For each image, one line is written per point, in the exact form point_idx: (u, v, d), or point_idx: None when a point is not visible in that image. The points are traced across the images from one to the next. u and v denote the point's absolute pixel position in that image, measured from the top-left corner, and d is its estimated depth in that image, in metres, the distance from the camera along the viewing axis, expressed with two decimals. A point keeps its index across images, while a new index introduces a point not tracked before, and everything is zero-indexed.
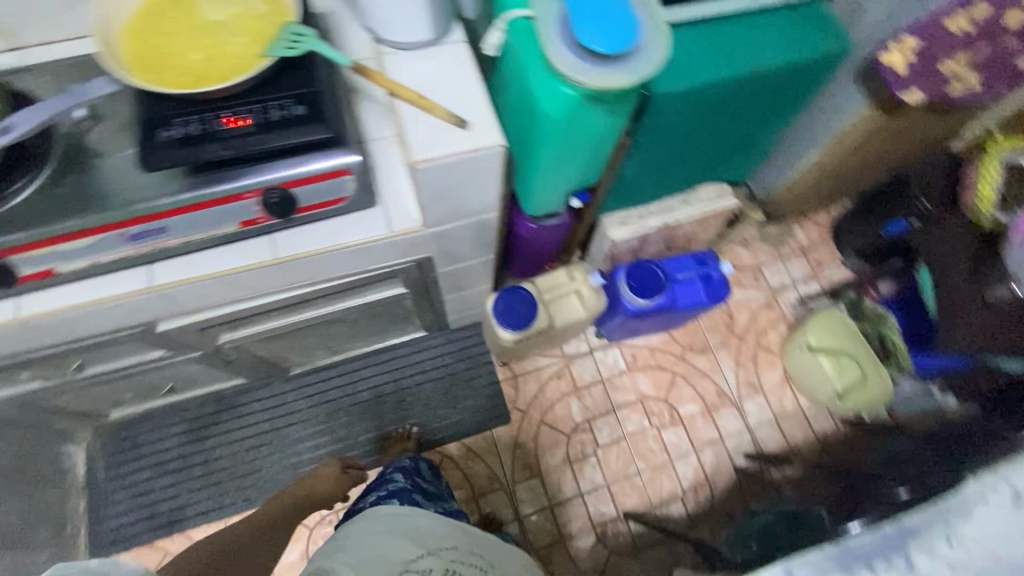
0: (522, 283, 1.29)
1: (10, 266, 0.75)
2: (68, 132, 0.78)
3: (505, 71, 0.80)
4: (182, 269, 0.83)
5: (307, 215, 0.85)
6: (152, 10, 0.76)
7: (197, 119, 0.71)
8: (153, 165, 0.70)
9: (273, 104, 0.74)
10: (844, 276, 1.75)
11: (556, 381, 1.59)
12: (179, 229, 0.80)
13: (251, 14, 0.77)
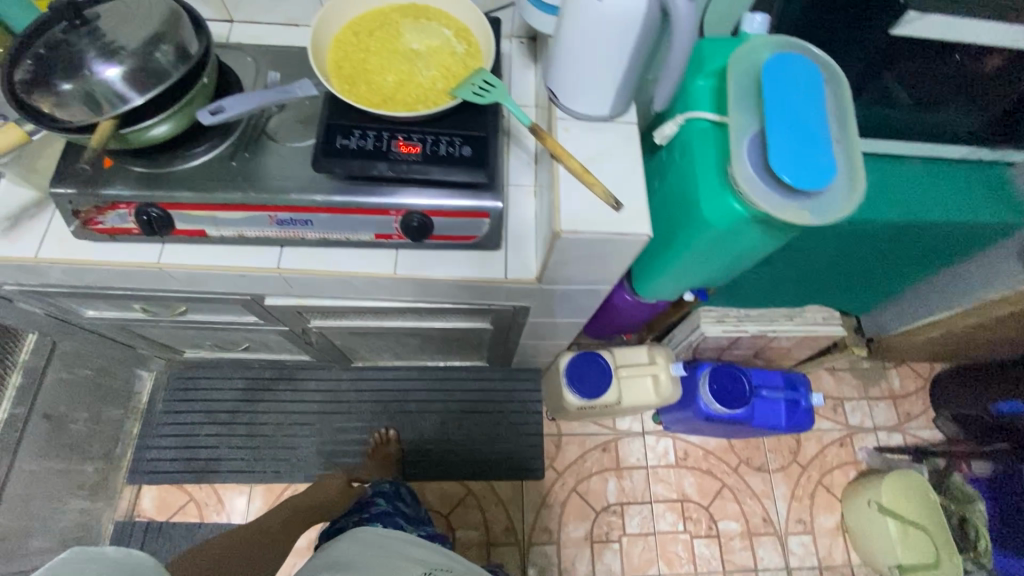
0: (601, 350, 1.27)
1: (172, 217, 0.81)
2: (257, 114, 0.84)
3: (672, 164, 0.79)
4: (310, 259, 0.87)
5: (435, 242, 0.88)
6: (364, 28, 0.81)
7: (374, 135, 0.75)
8: (324, 168, 0.74)
9: (445, 139, 0.77)
10: (930, 437, 1.63)
11: (599, 453, 1.55)
12: (321, 225, 0.84)
13: (449, 54, 0.81)
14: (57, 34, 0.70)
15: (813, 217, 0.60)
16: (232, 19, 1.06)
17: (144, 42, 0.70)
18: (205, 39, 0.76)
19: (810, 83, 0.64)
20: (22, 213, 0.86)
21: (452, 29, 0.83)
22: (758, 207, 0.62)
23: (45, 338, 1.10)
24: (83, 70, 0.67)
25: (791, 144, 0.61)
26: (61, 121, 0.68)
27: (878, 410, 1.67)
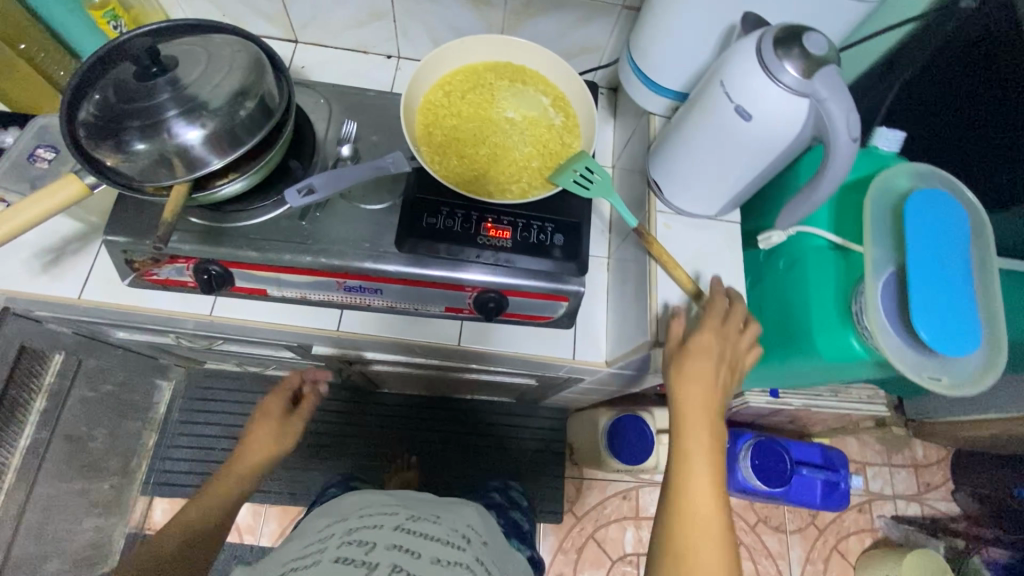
0: (641, 411, 1.23)
1: (231, 273, 0.75)
2: (328, 165, 0.78)
3: (773, 272, 0.73)
4: (373, 325, 0.82)
5: (509, 319, 0.83)
6: (458, 88, 0.75)
7: (463, 215, 0.71)
8: (408, 247, 0.71)
9: (536, 224, 0.72)
10: (949, 510, 1.61)
11: (619, 500, 1.53)
12: (391, 294, 0.78)
13: (547, 128, 0.75)
14: (127, 80, 0.62)
15: (948, 385, 0.56)
16: (297, 40, 0.98)
17: (226, 98, 0.64)
18: (285, 88, 0.70)
19: (954, 229, 0.59)
20: (66, 247, 0.80)
21: (550, 97, 0.77)
22: (888, 362, 0.57)
23: (70, 357, 1.04)
24: (161, 129, 0.61)
25: (934, 302, 0.56)
26: (137, 184, 0.63)
27: (899, 478, 1.65)
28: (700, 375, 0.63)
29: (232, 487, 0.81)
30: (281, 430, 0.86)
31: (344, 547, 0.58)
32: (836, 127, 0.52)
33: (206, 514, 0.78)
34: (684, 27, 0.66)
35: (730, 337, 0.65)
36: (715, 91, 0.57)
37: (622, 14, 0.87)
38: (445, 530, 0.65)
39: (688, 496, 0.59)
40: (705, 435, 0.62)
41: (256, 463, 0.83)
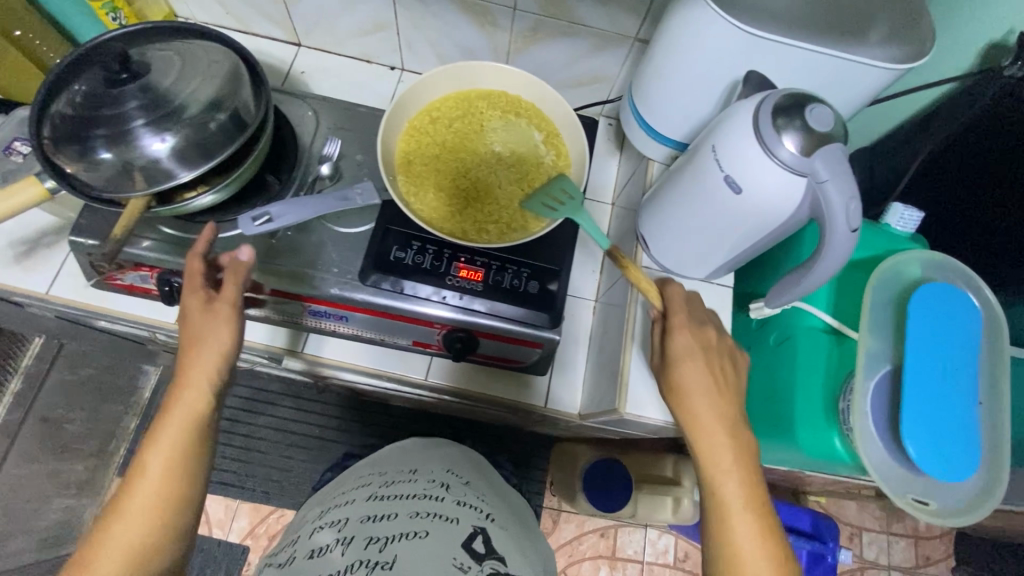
0: (619, 454, 1.19)
1: None
2: (306, 182, 0.75)
3: (762, 344, 0.68)
4: (341, 350, 0.82)
5: (480, 359, 0.79)
6: (446, 115, 0.72)
7: (434, 251, 0.68)
8: (371, 281, 0.67)
9: (512, 268, 0.68)
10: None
11: (596, 538, 1.47)
12: (357, 322, 0.75)
13: (535, 165, 0.71)
14: (98, 84, 0.61)
15: (936, 510, 0.51)
16: (300, 43, 0.96)
17: (197, 110, 0.61)
18: (264, 98, 0.66)
19: (964, 334, 0.53)
20: (41, 240, 0.79)
21: (543, 131, 0.72)
22: (870, 478, 0.52)
23: (50, 341, 1.05)
24: (127, 140, 0.59)
25: (931, 416, 0.50)
26: (98, 193, 0.61)
27: (898, 548, 1.50)
28: (706, 387, 0.57)
29: (193, 436, 0.57)
30: (201, 334, 0.59)
31: (318, 533, 0.63)
32: (833, 213, 0.46)
33: (152, 503, 0.53)
34: (687, 76, 0.61)
35: (720, 343, 0.60)
36: (706, 155, 0.52)
37: (634, 47, 0.82)
38: (419, 485, 0.70)
39: (734, 544, 0.52)
40: (733, 461, 0.54)
41: (179, 443, 0.56)
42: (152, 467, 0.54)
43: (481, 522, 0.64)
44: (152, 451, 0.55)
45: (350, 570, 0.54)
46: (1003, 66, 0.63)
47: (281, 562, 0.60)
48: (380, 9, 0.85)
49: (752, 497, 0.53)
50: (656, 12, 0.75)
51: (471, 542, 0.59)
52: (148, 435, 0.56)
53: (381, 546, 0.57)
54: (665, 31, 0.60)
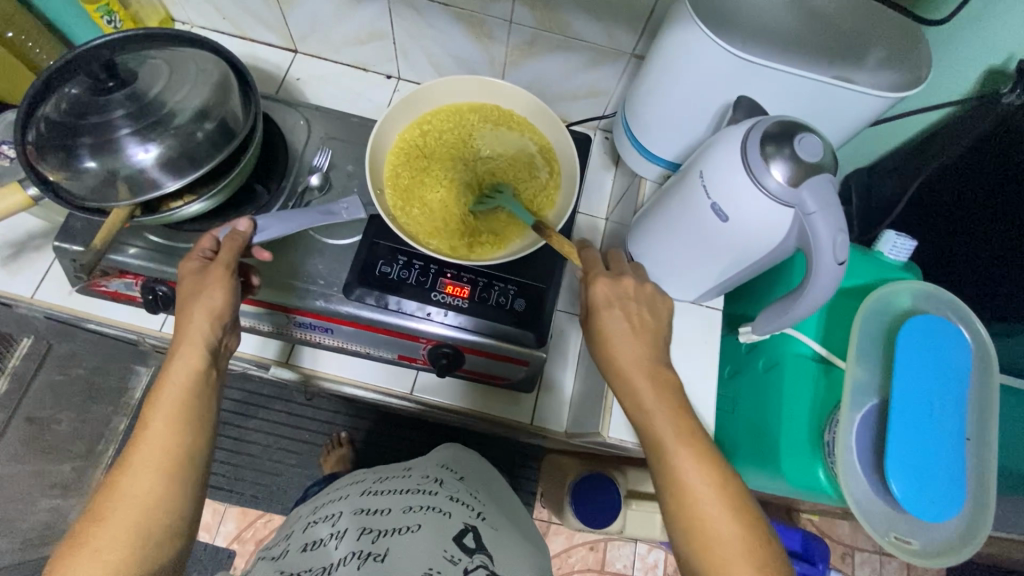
0: (614, 471, 1.16)
1: None
2: (298, 192, 0.75)
3: (752, 369, 0.67)
4: (326, 362, 0.81)
5: (466, 374, 0.78)
6: (438, 128, 0.71)
7: (420, 267, 0.67)
8: (357, 296, 0.66)
9: (499, 285, 0.67)
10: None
11: (586, 550, 1.46)
12: (342, 334, 0.74)
13: (525, 181, 0.70)
14: (85, 92, 0.60)
15: (915, 548, 0.50)
16: (297, 49, 0.95)
17: (184, 119, 0.61)
18: (254, 108, 0.66)
19: (952, 371, 0.51)
20: (29, 242, 0.79)
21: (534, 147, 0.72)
22: (852, 516, 0.51)
23: (40, 340, 1.06)
24: (114, 150, 0.59)
25: (914, 452, 0.49)
26: (82, 202, 0.60)
27: (891, 566, 1.40)
28: (623, 334, 0.56)
29: (199, 387, 0.55)
30: (199, 293, 0.57)
31: (312, 527, 0.64)
32: (820, 247, 0.45)
33: (160, 453, 0.52)
34: (679, 98, 0.60)
35: (639, 290, 0.59)
36: (694, 181, 0.52)
37: (630, 62, 0.81)
38: (413, 480, 0.71)
39: (683, 485, 0.50)
40: (663, 408, 0.53)
41: (180, 399, 0.54)
42: (157, 420, 0.53)
43: (472, 519, 0.64)
44: (154, 407, 0.53)
45: (343, 563, 0.55)
46: (1001, 94, 0.62)
47: (272, 557, 0.61)
48: (376, 18, 0.85)
49: (688, 435, 0.52)
50: (653, 28, 0.74)
51: (463, 538, 0.60)
52: (151, 392, 0.55)
53: (374, 539, 0.58)
54: (657, 52, 0.60)
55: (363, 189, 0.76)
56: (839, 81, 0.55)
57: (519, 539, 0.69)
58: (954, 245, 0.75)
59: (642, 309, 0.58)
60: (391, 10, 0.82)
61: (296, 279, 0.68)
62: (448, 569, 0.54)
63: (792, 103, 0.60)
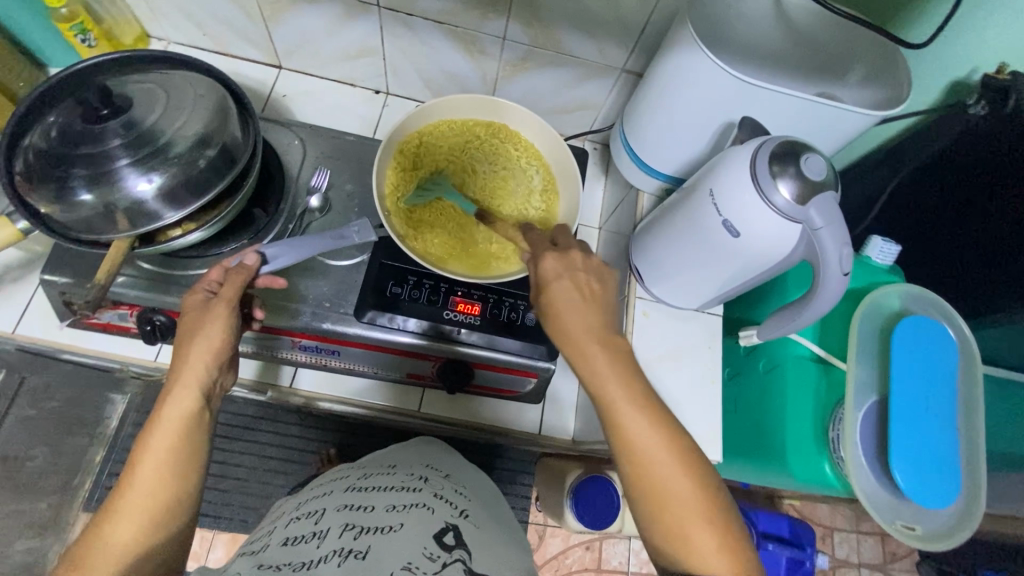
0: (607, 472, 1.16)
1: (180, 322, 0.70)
2: (297, 215, 0.74)
3: (751, 372, 0.70)
4: (331, 383, 0.81)
5: (476, 389, 0.79)
6: (440, 142, 0.71)
7: (430, 286, 0.68)
8: (370, 319, 0.66)
9: (508, 301, 0.68)
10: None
11: (582, 550, 1.48)
12: (348, 356, 0.74)
13: (526, 199, 0.72)
14: (76, 119, 0.58)
15: (921, 535, 0.54)
16: (281, 65, 0.93)
17: (185, 146, 0.59)
18: (253, 131, 0.65)
19: (941, 366, 0.56)
20: (5, 274, 0.75)
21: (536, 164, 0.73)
22: (861, 508, 0.55)
23: (12, 374, 1.00)
24: (112, 180, 0.57)
25: (915, 446, 0.53)
26: (77, 235, 0.58)
27: (865, 546, 1.44)
28: (575, 303, 0.52)
29: (191, 430, 0.54)
30: (201, 333, 0.56)
31: (294, 524, 0.61)
32: (827, 258, 0.48)
33: (147, 500, 0.51)
34: (681, 117, 0.63)
35: (587, 260, 0.55)
36: (703, 198, 0.54)
37: (621, 77, 0.83)
38: (396, 479, 0.70)
39: (642, 461, 0.47)
40: (615, 373, 0.49)
41: (176, 440, 0.53)
42: (148, 461, 0.52)
43: (454, 517, 0.64)
44: (146, 452, 0.52)
45: (323, 559, 0.52)
46: (967, 105, 0.68)
47: (250, 552, 0.58)
48: (367, 35, 0.84)
49: (642, 401, 0.49)
50: (644, 45, 0.77)
51: (444, 536, 0.59)
52: (143, 432, 0.53)
53: (357, 535, 0.56)
54: (658, 71, 0.62)
55: (364, 208, 0.76)
56: (832, 100, 0.58)
57: (502, 530, 0.71)
58: (939, 246, 0.80)
59: (589, 276, 0.54)
60: (383, 28, 0.82)
61: (302, 303, 0.67)
62: (427, 567, 0.53)
63: (789, 124, 0.61)
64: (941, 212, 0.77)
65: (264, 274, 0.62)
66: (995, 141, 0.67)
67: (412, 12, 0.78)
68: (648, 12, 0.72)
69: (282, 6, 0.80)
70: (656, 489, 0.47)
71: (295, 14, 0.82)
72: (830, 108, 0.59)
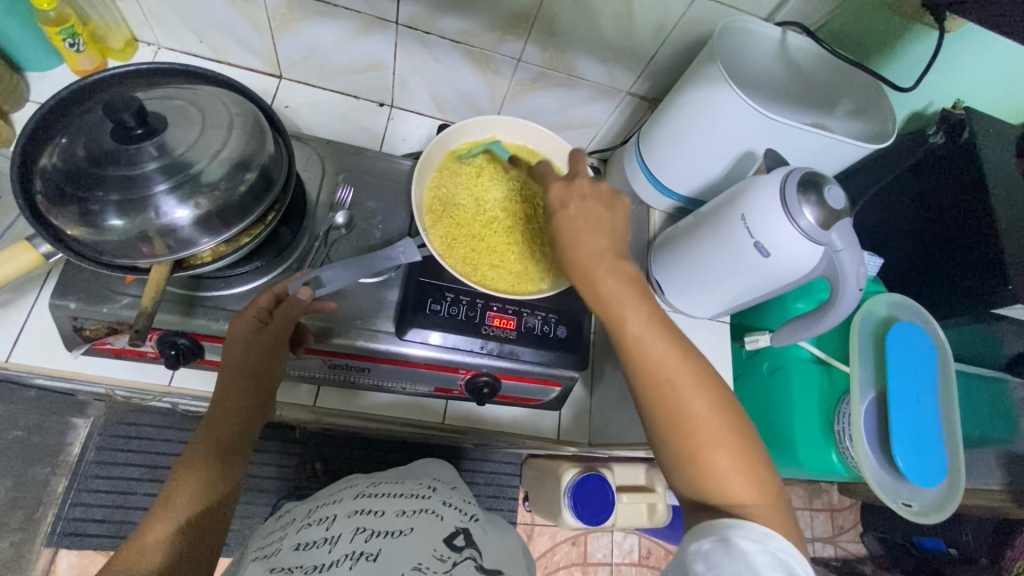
0: (602, 466, 1.09)
1: (202, 345, 0.67)
2: (322, 231, 0.73)
3: (755, 373, 0.76)
4: (354, 403, 0.81)
5: (501, 399, 0.82)
6: (475, 164, 0.73)
7: (467, 303, 0.71)
8: (412, 337, 0.68)
9: (540, 314, 0.73)
10: (857, 552, 1.56)
11: (569, 546, 1.44)
12: (377, 373, 0.74)
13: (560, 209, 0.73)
14: (105, 138, 0.54)
15: (916, 511, 0.63)
16: (281, 76, 0.91)
17: (225, 171, 0.57)
18: (285, 153, 0.64)
19: (927, 366, 0.65)
20: None
21: (556, 179, 0.75)
22: (870, 490, 0.63)
23: None
24: (146, 206, 0.54)
25: (911, 433, 0.62)
26: (106, 260, 0.56)
27: (817, 520, 1.58)
28: (583, 228, 0.57)
29: (228, 452, 0.56)
30: (247, 365, 0.57)
31: (303, 530, 0.54)
32: (845, 276, 0.56)
33: (175, 522, 0.51)
34: (700, 142, 0.68)
35: (592, 186, 0.60)
36: (735, 221, 0.60)
37: (626, 99, 0.88)
38: (406, 486, 0.62)
39: (652, 377, 0.53)
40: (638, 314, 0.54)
41: (215, 460, 0.55)
42: (191, 475, 0.53)
43: (464, 522, 0.58)
44: (182, 476, 0.53)
45: (334, 563, 0.48)
46: (928, 134, 0.79)
47: (258, 557, 0.52)
48: (378, 50, 0.84)
49: (670, 341, 0.53)
50: (651, 71, 0.82)
51: (453, 538, 0.53)
52: (177, 463, 0.54)
53: (368, 538, 0.51)
54: (681, 99, 0.67)
55: (387, 225, 0.77)
56: (827, 130, 0.64)
57: (515, 553, 0.63)
58: (892, 267, 0.88)
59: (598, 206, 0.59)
60: (398, 44, 0.82)
61: (338, 323, 0.67)
62: (437, 567, 0.48)
63: (793, 152, 0.68)
64: (898, 231, 0.86)
65: (319, 297, 0.64)
66: (950, 165, 0.78)
67: (431, 31, 0.79)
68: (660, 42, 0.77)
69: (293, 18, 0.79)
70: (671, 409, 0.52)
71: (305, 27, 0.80)
72: (829, 139, 0.65)
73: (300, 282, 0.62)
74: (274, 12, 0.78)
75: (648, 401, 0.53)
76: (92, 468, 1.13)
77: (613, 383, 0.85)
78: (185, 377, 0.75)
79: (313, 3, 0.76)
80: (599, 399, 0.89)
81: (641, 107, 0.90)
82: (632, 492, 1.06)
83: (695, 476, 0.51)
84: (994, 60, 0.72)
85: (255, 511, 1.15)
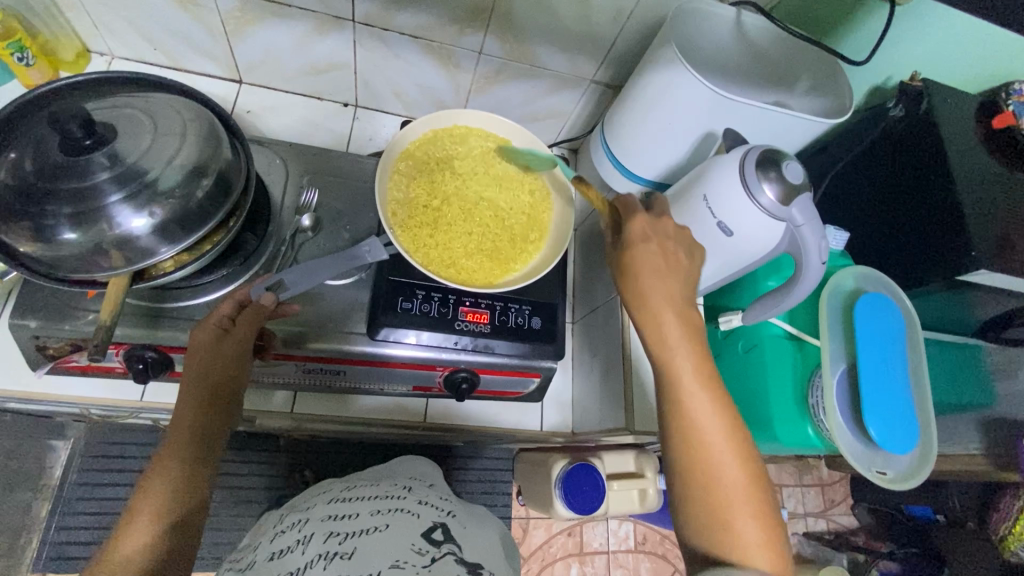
0: (590, 455, 1.09)
1: (171, 358, 0.66)
2: (288, 235, 0.73)
3: (731, 353, 0.77)
4: (335, 407, 0.80)
5: (481, 394, 0.82)
6: (426, 160, 0.72)
7: (439, 299, 0.70)
8: (384, 336, 0.67)
9: (514, 307, 0.73)
10: (849, 524, 1.59)
11: (565, 537, 1.44)
12: (354, 375, 0.73)
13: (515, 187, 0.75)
14: (53, 150, 0.53)
15: (890, 479, 0.65)
16: (242, 80, 0.90)
17: (181, 177, 0.56)
18: (243, 156, 0.63)
19: (896, 334, 0.66)
20: None
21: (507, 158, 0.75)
22: (844, 459, 0.64)
23: None
24: (99, 217, 0.53)
25: (882, 401, 0.63)
26: (62, 274, 0.55)
27: (809, 496, 1.61)
28: (656, 269, 0.56)
29: (198, 457, 0.55)
30: (211, 371, 0.57)
31: (277, 537, 0.54)
32: (808, 251, 0.56)
33: (150, 531, 0.50)
34: (661, 125, 0.69)
35: (669, 229, 0.58)
36: (698, 202, 0.60)
37: (590, 87, 0.88)
38: (381, 487, 0.62)
39: (685, 412, 0.51)
40: (687, 352, 0.53)
41: (184, 465, 0.54)
42: (159, 483, 0.52)
43: (442, 517, 0.58)
44: (150, 483, 0.52)
45: (308, 566, 0.47)
46: (889, 107, 0.80)
47: (234, 570, 0.52)
48: (338, 49, 0.83)
49: (714, 393, 0.52)
50: (613, 58, 0.82)
51: (432, 533, 0.53)
52: (147, 469, 0.53)
53: (342, 539, 0.50)
54: (641, 83, 0.67)
55: (355, 225, 0.76)
56: (783, 107, 0.64)
57: (498, 550, 0.62)
58: (857, 240, 0.89)
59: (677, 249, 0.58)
60: (357, 42, 0.81)
61: (308, 326, 0.66)
62: (415, 561, 0.48)
63: (751, 131, 0.68)
64: (862, 204, 0.86)
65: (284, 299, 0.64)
66: (910, 135, 0.79)
67: (388, 27, 0.79)
68: (620, 28, 0.77)
69: (247, 21, 0.77)
70: (693, 442, 0.50)
71: (261, 29, 0.79)
72: (788, 117, 0.65)
73: (263, 286, 0.62)
74: (227, 16, 0.76)
75: (671, 434, 0.51)
76: (76, 491, 1.11)
77: (593, 371, 0.85)
78: (156, 391, 0.74)
79: (267, 4, 0.74)
80: (580, 388, 0.89)
81: (607, 94, 0.90)
82: (621, 480, 1.06)
83: (703, 516, 0.49)
84: (947, 31, 0.73)
85: (245, 523, 1.14)
